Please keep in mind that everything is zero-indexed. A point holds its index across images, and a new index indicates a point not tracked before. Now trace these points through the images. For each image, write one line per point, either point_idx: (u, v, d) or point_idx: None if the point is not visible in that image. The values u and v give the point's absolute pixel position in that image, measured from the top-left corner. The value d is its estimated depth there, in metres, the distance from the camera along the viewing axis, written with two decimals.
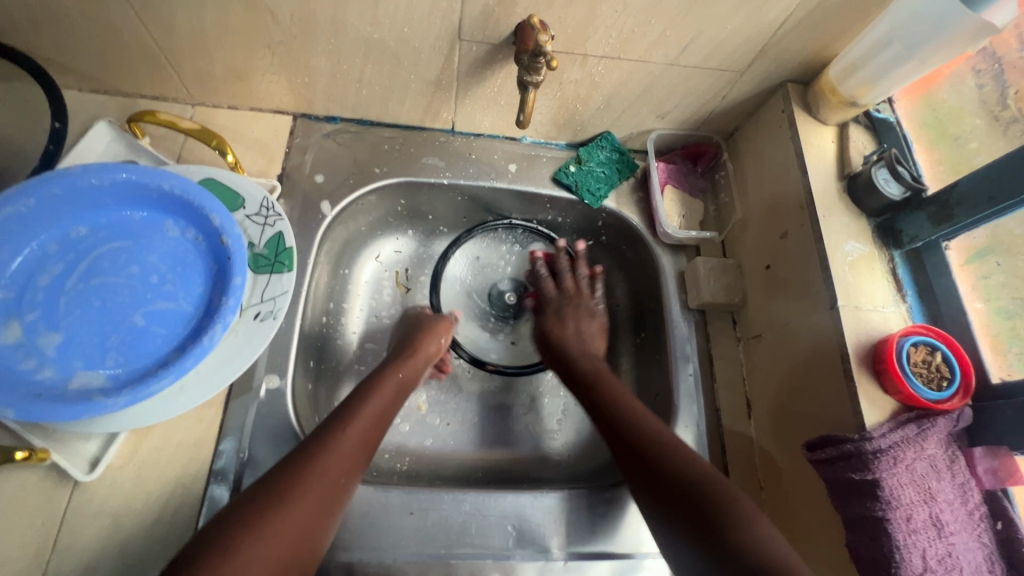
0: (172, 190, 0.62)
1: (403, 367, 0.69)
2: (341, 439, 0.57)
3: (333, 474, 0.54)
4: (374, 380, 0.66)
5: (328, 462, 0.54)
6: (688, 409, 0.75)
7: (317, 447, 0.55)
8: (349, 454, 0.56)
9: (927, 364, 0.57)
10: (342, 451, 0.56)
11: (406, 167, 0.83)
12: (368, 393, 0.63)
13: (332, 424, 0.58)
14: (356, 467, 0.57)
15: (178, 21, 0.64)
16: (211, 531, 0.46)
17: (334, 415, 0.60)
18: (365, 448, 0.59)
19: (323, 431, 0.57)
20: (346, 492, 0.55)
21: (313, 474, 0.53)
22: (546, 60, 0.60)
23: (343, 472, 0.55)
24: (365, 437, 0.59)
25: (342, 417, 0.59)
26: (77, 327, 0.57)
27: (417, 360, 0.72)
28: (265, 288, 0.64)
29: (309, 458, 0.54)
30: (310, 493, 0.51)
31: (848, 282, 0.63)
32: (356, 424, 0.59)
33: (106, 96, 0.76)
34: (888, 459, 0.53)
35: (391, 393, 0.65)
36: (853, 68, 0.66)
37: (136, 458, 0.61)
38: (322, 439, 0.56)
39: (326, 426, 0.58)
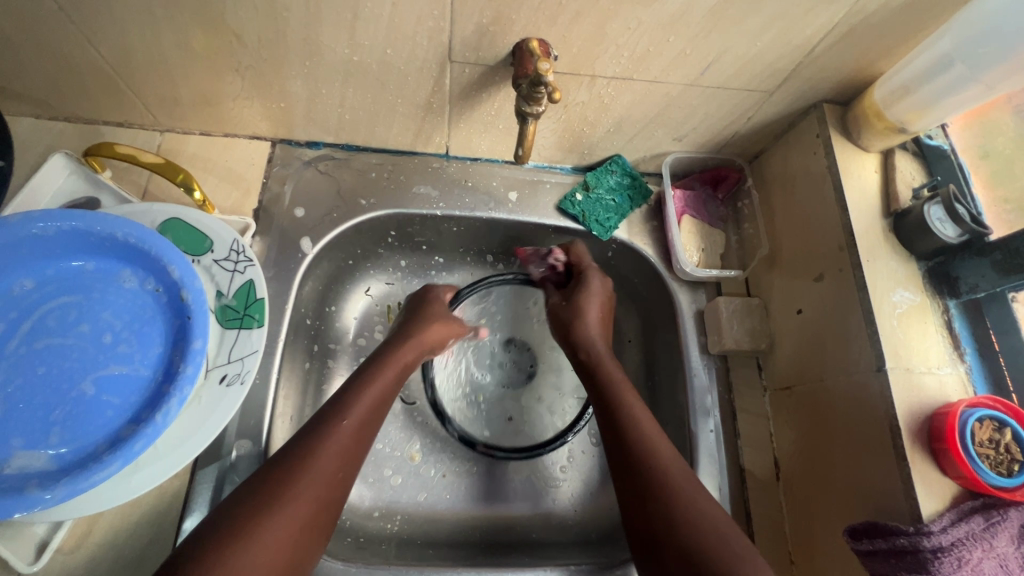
0: (126, 239, 0.54)
1: (407, 350, 0.64)
2: (337, 429, 0.53)
3: (329, 468, 0.51)
4: (377, 362, 0.62)
5: (322, 458, 0.51)
6: (709, 470, 0.67)
7: (312, 442, 0.52)
8: (345, 444, 0.53)
9: (994, 444, 0.49)
10: (340, 441, 0.53)
11: (396, 197, 0.75)
12: (368, 379, 0.59)
13: (328, 414, 0.55)
14: (352, 465, 0.54)
15: (132, 45, 0.57)
16: (192, 541, 0.44)
17: (334, 403, 0.56)
18: (363, 439, 0.55)
19: (319, 425, 0.54)
20: (345, 488, 0.53)
21: (305, 474, 0.50)
22: (549, 90, 0.51)
23: (339, 465, 0.52)
24: (365, 424, 0.56)
25: (340, 406, 0.55)
26: (17, 400, 0.50)
27: (423, 342, 0.66)
28: (233, 347, 0.57)
29: (301, 457, 0.51)
30: (304, 497, 0.49)
31: (897, 339, 0.55)
32: (355, 412, 0.55)
33: (62, 123, 0.69)
34: (951, 560, 0.46)
35: (396, 373, 0.61)
36: (904, 91, 0.58)
37: (91, 539, 0.55)
38: (316, 437, 0.53)
39: (322, 417, 0.54)
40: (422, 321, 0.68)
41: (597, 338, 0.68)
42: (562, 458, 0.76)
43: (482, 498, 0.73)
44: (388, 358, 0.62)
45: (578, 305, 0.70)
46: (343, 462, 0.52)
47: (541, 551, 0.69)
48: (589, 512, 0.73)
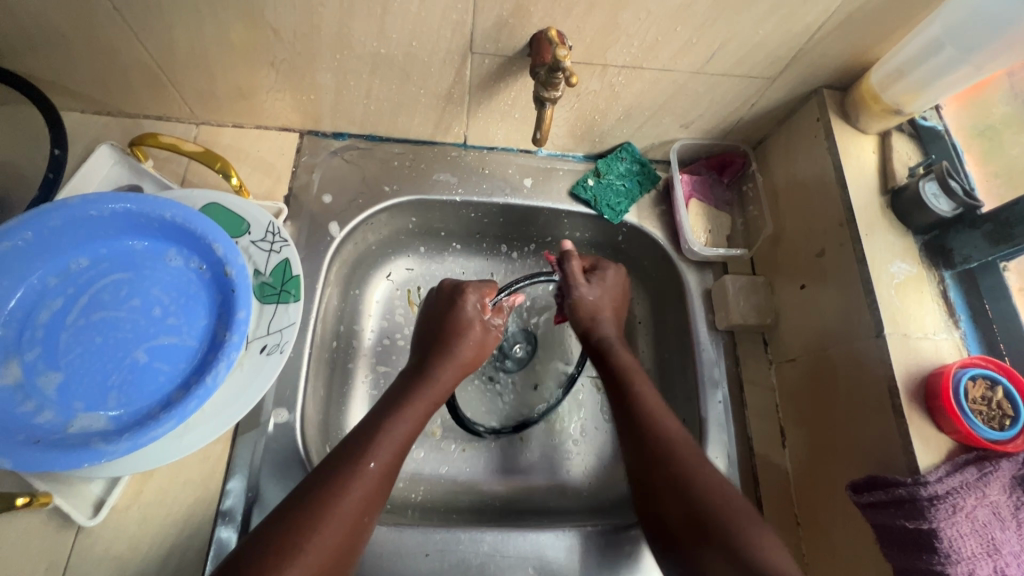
0: (174, 220, 0.59)
1: (429, 385, 0.63)
2: (362, 472, 0.53)
3: (353, 513, 0.51)
4: (401, 400, 0.61)
5: (346, 501, 0.51)
6: (718, 438, 0.70)
7: (335, 482, 0.52)
8: (370, 488, 0.53)
9: (987, 401, 0.53)
10: (367, 479, 0.53)
11: (417, 184, 0.79)
12: (394, 417, 0.59)
13: (353, 455, 0.54)
14: (375, 504, 0.54)
15: (178, 41, 0.62)
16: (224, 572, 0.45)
17: (360, 440, 0.56)
18: (386, 482, 0.55)
19: (344, 466, 0.54)
20: (364, 532, 0.53)
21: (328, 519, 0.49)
22: (566, 75, 0.55)
23: (362, 510, 0.52)
24: (388, 466, 0.56)
25: (366, 447, 0.55)
26: (77, 367, 0.54)
27: (444, 375, 0.64)
28: (271, 319, 0.61)
29: (326, 500, 0.51)
30: (325, 540, 0.49)
31: (894, 307, 0.58)
32: (381, 456, 0.55)
33: (106, 117, 0.74)
34: (946, 507, 0.49)
35: (423, 410, 0.61)
36: (898, 74, 0.61)
37: (141, 499, 0.59)
38: (338, 476, 0.53)
39: (346, 456, 0.54)
40: (451, 359, 0.66)
41: (607, 324, 0.70)
42: (575, 433, 0.80)
43: (500, 472, 0.77)
44: (416, 396, 0.62)
45: (594, 301, 0.71)
46: (365, 507, 0.52)
47: (558, 518, 0.73)
48: (604, 481, 0.77)
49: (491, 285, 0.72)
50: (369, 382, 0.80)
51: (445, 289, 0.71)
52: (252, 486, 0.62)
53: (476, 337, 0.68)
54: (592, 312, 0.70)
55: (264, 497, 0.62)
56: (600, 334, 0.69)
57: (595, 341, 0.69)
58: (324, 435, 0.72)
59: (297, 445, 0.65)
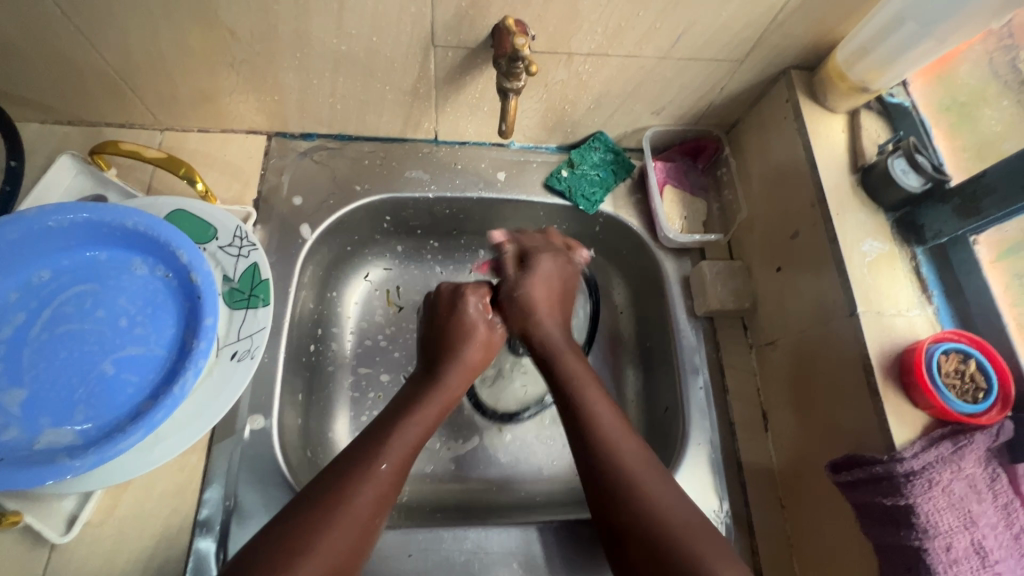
0: (136, 227, 0.57)
1: (435, 389, 0.62)
2: (374, 473, 0.53)
3: (364, 514, 0.51)
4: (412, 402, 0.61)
5: (358, 500, 0.51)
6: (700, 425, 0.70)
7: (344, 482, 0.52)
8: (382, 489, 0.53)
9: (960, 374, 0.53)
10: (378, 479, 0.53)
11: (389, 183, 0.79)
12: (405, 418, 0.59)
13: (365, 457, 0.54)
14: (388, 502, 0.53)
15: (132, 46, 0.60)
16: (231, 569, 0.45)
17: (369, 443, 0.56)
18: (398, 482, 0.55)
19: (354, 464, 0.53)
20: (376, 532, 0.52)
21: (342, 513, 0.49)
22: (527, 64, 0.55)
23: (373, 511, 0.52)
24: (401, 465, 0.55)
25: (377, 449, 0.55)
26: (42, 381, 0.52)
27: (454, 382, 0.64)
28: (242, 325, 0.60)
29: (340, 498, 0.50)
30: (338, 539, 0.48)
31: (867, 285, 0.58)
32: (392, 457, 0.55)
33: (67, 126, 0.73)
34: (922, 481, 0.49)
35: (434, 412, 0.61)
36: (863, 51, 0.61)
37: (116, 514, 0.58)
38: (348, 475, 0.52)
39: (358, 457, 0.54)
40: (459, 361, 0.65)
41: (551, 329, 0.67)
42: (560, 426, 0.79)
43: (485, 468, 0.76)
44: (429, 397, 0.61)
45: (524, 300, 0.68)
46: (377, 508, 0.52)
47: (545, 512, 0.72)
48: None
49: (488, 287, 0.70)
50: (350, 386, 0.79)
51: (443, 294, 0.70)
52: (231, 494, 0.61)
53: (483, 338, 0.67)
54: (524, 308, 0.67)
55: (244, 505, 0.61)
56: (543, 336, 0.66)
57: (539, 339, 0.67)
58: (305, 440, 0.71)
59: (275, 451, 0.64)
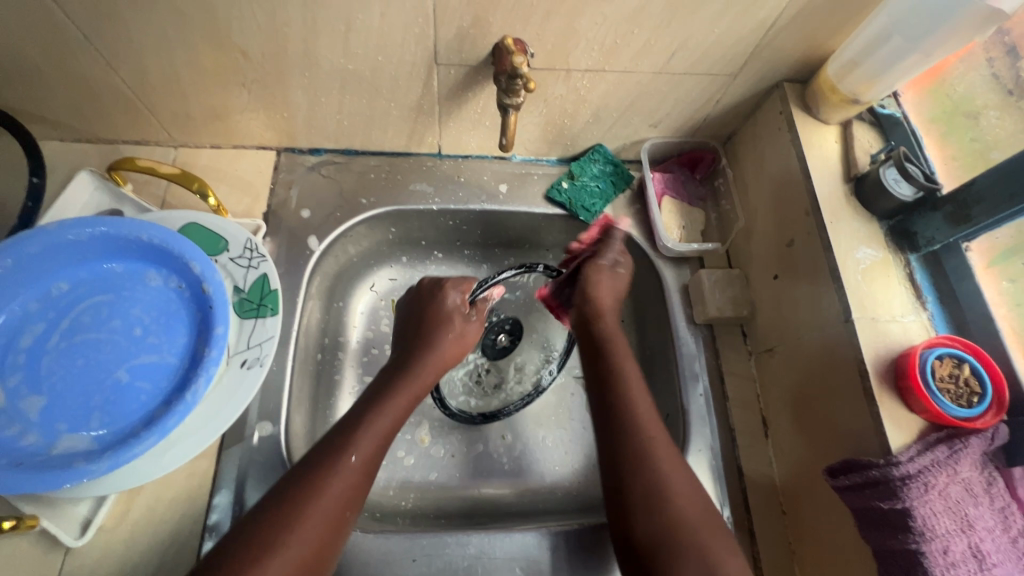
0: (150, 240, 0.59)
1: (408, 381, 0.64)
2: (342, 467, 0.53)
3: (332, 508, 0.51)
4: (386, 391, 0.62)
5: (327, 494, 0.51)
6: (701, 431, 0.70)
7: (315, 475, 0.52)
8: (352, 483, 0.53)
9: (954, 379, 0.54)
10: (348, 473, 0.53)
11: (394, 195, 0.81)
12: (378, 408, 0.60)
13: (333, 451, 0.54)
14: (358, 496, 0.54)
15: (150, 67, 0.63)
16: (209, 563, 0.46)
17: (342, 434, 0.57)
18: (368, 475, 0.55)
19: (327, 456, 0.54)
20: (346, 526, 0.53)
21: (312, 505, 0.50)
22: (524, 81, 0.58)
23: (344, 504, 0.52)
24: (371, 456, 0.56)
25: (345, 442, 0.55)
26: (60, 389, 0.54)
27: (426, 374, 0.65)
28: (251, 334, 0.62)
29: (312, 490, 0.51)
30: (305, 535, 0.49)
31: (861, 291, 0.59)
32: (363, 448, 0.55)
33: (86, 144, 0.76)
34: (918, 485, 0.49)
35: (408, 402, 0.62)
36: (852, 65, 0.63)
37: (129, 517, 0.60)
38: (320, 467, 0.53)
39: (327, 452, 0.54)
40: (433, 351, 0.67)
41: (608, 313, 0.70)
42: (562, 436, 0.80)
43: (489, 475, 0.77)
44: (399, 390, 0.62)
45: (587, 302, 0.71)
46: (346, 502, 0.53)
47: (548, 518, 0.73)
48: (592, 480, 0.77)
49: (467, 280, 0.75)
50: (357, 393, 0.80)
51: (423, 287, 0.74)
52: (238, 499, 0.63)
53: (457, 328, 0.70)
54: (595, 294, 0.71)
55: (251, 510, 0.63)
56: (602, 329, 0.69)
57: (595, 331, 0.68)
58: (311, 446, 0.73)
59: (282, 457, 0.65)
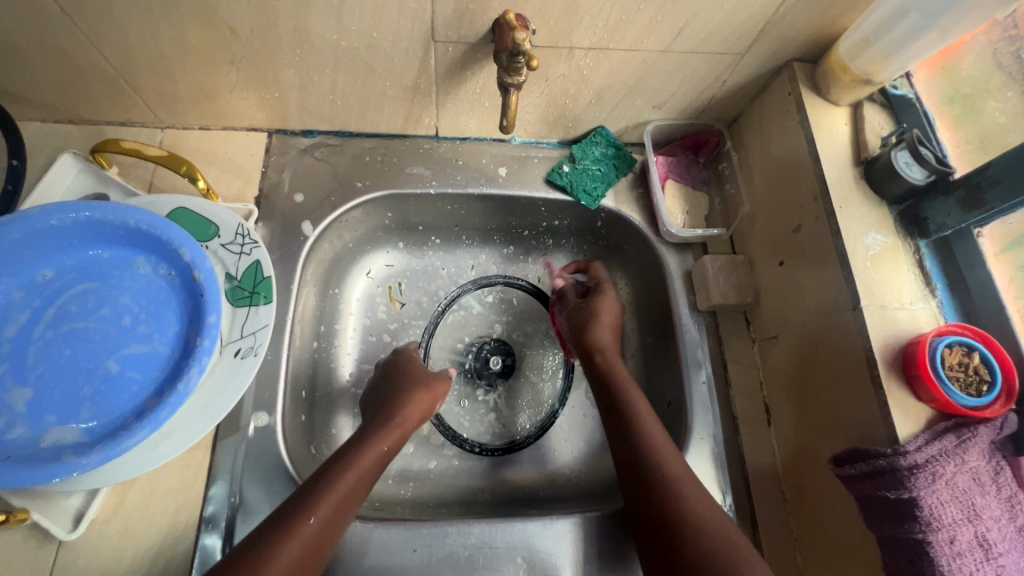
0: (138, 226, 0.57)
1: (376, 441, 0.59)
2: (299, 529, 0.49)
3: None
4: (350, 449, 0.58)
5: (274, 562, 0.47)
6: (703, 419, 0.70)
7: (264, 541, 0.48)
8: (304, 546, 0.49)
9: (963, 367, 0.53)
10: (302, 535, 0.49)
11: (390, 179, 0.78)
12: (340, 468, 0.55)
13: (293, 510, 0.50)
14: (312, 561, 0.50)
15: (133, 43, 0.60)
16: None
17: (302, 495, 0.52)
18: (326, 539, 0.51)
19: (282, 518, 0.50)
20: None
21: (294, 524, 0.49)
22: (526, 59, 0.55)
23: (289, 574, 0.47)
24: (331, 519, 0.52)
25: (304, 503, 0.51)
26: (48, 380, 0.52)
27: (394, 430, 0.61)
28: (244, 323, 0.60)
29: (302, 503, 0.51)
30: None
31: (870, 279, 0.58)
32: (322, 510, 0.51)
33: (68, 125, 0.73)
34: (926, 475, 0.49)
35: (377, 460, 0.58)
36: (865, 44, 0.61)
37: (122, 510, 0.58)
38: (273, 530, 0.48)
39: (286, 511, 0.50)
40: (401, 406, 0.64)
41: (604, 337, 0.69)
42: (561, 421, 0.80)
43: (489, 463, 0.77)
44: (370, 447, 0.58)
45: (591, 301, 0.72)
46: (294, 570, 0.48)
47: (547, 506, 0.73)
48: (593, 468, 0.77)
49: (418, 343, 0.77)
50: (355, 382, 0.79)
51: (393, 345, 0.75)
52: (236, 491, 0.62)
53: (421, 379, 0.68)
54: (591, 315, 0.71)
55: (249, 502, 0.62)
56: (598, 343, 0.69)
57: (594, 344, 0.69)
58: (309, 436, 0.71)
59: (279, 448, 0.64)
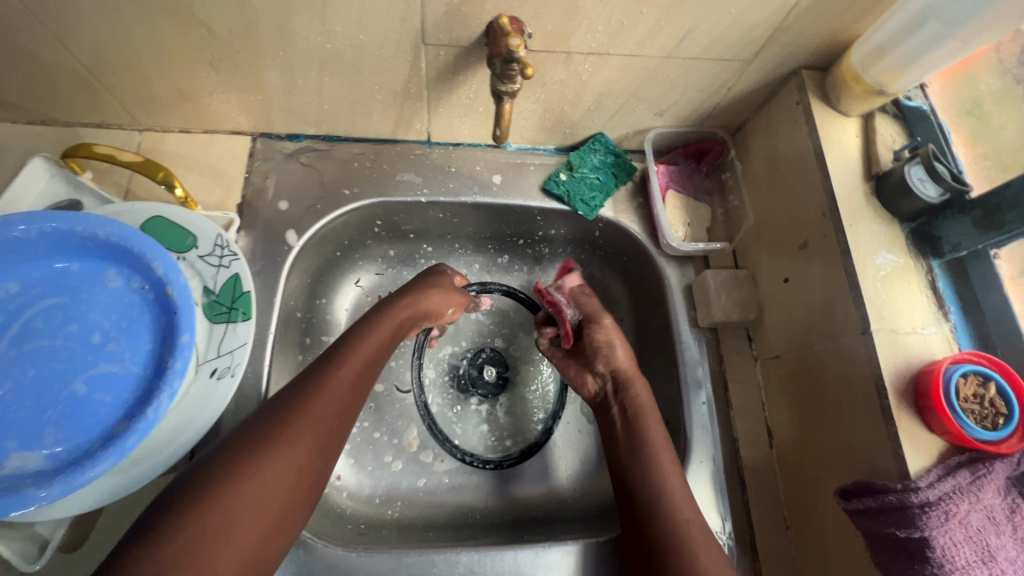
0: (108, 238, 0.54)
1: (376, 331, 0.59)
2: (299, 431, 0.49)
3: (288, 473, 0.47)
4: (351, 340, 0.57)
5: (275, 460, 0.46)
6: (703, 442, 0.67)
7: (264, 438, 0.47)
8: (308, 448, 0.48)
9: (979, 399, 0.50)
10: (302, 438, 0.48)
11: (380, 186, 0.75)
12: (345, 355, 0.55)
13: (291, 411, 0.50)
14: (317, 460, 0.49)
15: (104, 43, 0.57)
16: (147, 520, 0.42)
17: (299, 393, 0.51)
18: (331, 438, 0.51)
19: (281, 417, 0.49)
20: (305, 495, 0.48)
21: (244, 481, 0.44)
22: (521, 66, 0.52)
23: (298, 473, 0.47)
24: (331, 420, 0.51)
25: (304, 402, 0.50)
26: (9, 402, 0.49)
27: (393, 323, 0.61)
28: (222, 341, 0.57)
29: (248, 459, 0.46)
30: (250, 501, 0.44)
31: (882, 302, 0.55)
32: (320, 409, 0.50)
33: (41, 127, 0.69)
34: (938, 514, 0.46)
35: (370, 355, 0.57)
36: (880, 53, 0.58)
37: (92, 537, 0.56)
38: (274, 430, 0.48)
39: (286, 409, 0.50)
40: (399, 310, 0.62)
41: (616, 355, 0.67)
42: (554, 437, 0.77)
43: (481, 482, 0.74)
44: (369, 331, 0.58)
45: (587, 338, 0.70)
46: (304, 465, 0.48)
47: (539, 530, 0.70)
48: (587, 488, 0.74)
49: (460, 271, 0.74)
50: None
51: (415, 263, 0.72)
52: None
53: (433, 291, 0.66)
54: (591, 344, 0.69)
55: None
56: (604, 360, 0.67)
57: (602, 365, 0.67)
58: None
59: None
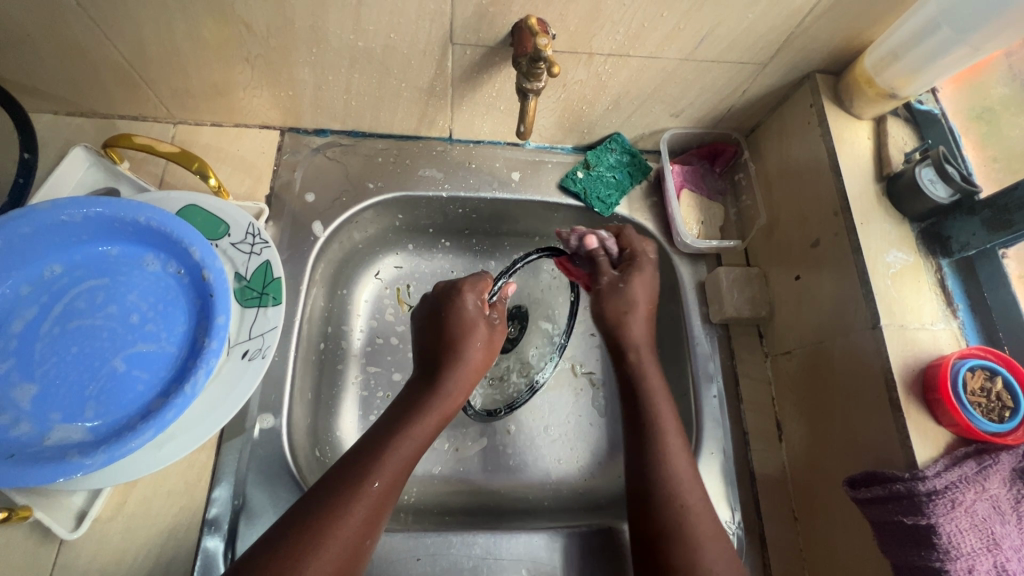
0: (149, 223, 0.56)
1: (430, 404, 0.60)
2: (365, 491, 0.52)
3: (354, 536, 0.50)
4: (409, 412, 0.59)
5: (348, 522, 0.50)
6: (714, 433, 0.69)
7: (331, 501, 0.51)
8: (373, 507, 0.52)
9: (985, 392, 0.52)
10: (369, 499, 0.52)
11: (403, 181, 0.77)
12: (402, 429, 0.57)
13: (356, 473, 0.53)
14: (378, 522, 0.52)
15: (147, 38, 0.59)
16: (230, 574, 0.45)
17: (361, 456, 0.55)
18: (391, 499, 0.54)
19: (347, 483, 0.52)
20: (365, 552, 0.51)
21: (318, 543, 0.48)
22: (548, 64, 0.54)
23: (364, 533, 0.51)
24: (393, 482, 0.54)
25: (368, 466, 0.53)
26: (54, 376, 0.52)
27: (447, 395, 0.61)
28: (253, 324, 0.60)
29: (310, 540, 0.48)
30: (325, 560, 0.47)
31: (891, 298, 0.57)
32: (386, 474, 0.53)
33: (80, 118, 0.72)
34: (944, 502, 0.48)
35: (434, 423, 0.60)
36: (892, 58, 0.59)
37: (125, 509, 0.58)
38: (341, 490, 0.51)
39: (351, 473, 0.53)
40: (456, 370, 0.62)
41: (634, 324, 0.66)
42: (565, 429, 0.79)
43: (494, 471, 0.76)
44: (427, 409, 0.59)
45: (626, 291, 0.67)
46: (367, 529, 0.51)
47: (551, 518, 0.72)
48: (597, 478, 0.76)
49: (486, 279, 0.67)
50: (360, 384, 0.78)
51: (440, 288, 0.67)
52: (239, 494, 0.61)
53: (484, 336, 0.64)
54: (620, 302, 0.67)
55: (252, 505, 0.61)
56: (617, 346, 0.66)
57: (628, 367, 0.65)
58: (313, 438, 0.71)
59: (284, 451, 0.63)
